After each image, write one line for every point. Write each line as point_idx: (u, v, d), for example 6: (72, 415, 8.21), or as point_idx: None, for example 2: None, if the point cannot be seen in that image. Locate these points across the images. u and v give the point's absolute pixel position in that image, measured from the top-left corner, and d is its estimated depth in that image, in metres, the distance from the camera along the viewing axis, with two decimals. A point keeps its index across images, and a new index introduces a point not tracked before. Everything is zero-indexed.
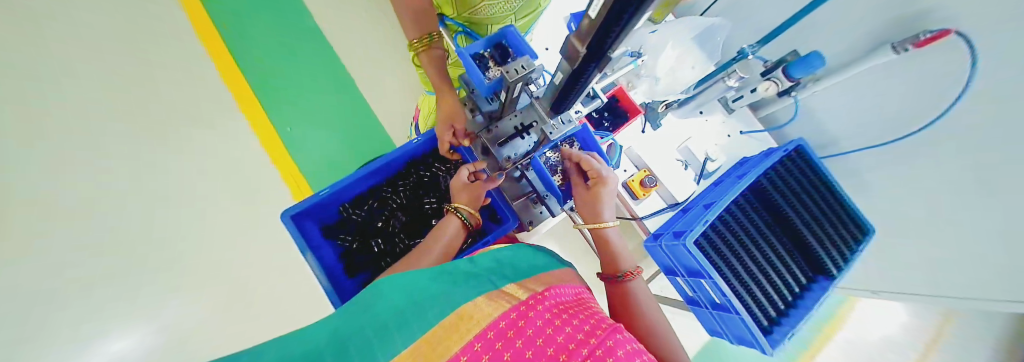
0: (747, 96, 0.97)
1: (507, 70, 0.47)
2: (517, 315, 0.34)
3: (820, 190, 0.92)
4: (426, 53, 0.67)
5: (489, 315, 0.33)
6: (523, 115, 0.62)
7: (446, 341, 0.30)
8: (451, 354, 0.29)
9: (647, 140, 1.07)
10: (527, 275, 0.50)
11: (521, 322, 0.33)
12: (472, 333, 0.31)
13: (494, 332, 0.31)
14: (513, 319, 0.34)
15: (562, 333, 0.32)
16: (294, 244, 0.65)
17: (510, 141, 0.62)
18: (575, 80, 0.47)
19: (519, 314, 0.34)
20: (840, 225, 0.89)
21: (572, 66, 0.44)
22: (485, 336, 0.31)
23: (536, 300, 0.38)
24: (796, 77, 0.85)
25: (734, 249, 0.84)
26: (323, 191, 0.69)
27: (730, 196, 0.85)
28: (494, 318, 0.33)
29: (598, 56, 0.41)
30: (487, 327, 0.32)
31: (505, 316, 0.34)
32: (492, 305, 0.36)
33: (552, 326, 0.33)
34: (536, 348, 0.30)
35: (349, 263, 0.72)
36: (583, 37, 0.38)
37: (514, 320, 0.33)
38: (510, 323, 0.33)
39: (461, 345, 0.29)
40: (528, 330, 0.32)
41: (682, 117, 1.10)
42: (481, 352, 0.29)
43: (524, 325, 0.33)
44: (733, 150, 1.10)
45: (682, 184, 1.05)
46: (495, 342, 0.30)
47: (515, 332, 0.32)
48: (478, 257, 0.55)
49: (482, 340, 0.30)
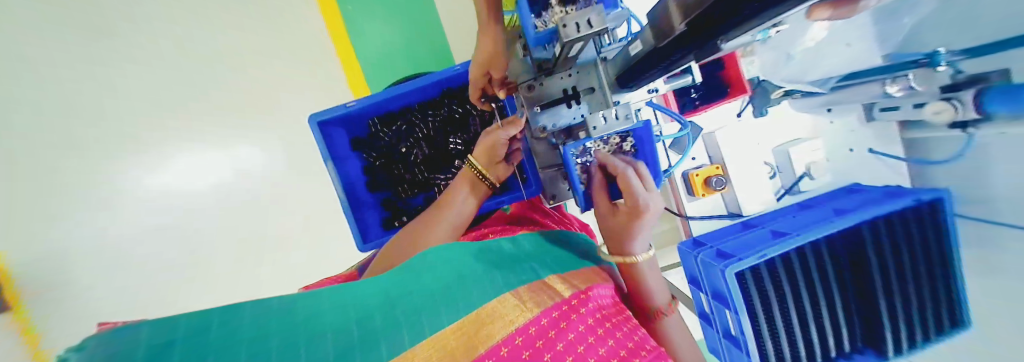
0: (903, 109, 0.68)
1: (565, 22, 0.33)
2: (560, 315, 0.38)
3: (934, 270, 0.68)
4: None
5: (533, 312, 0.37)
6: (579, 76, 0.47)
7: (490, 330, 0.34)
8: (495, 341, 0.33)
9: (738, 129, 0.84)
10: (571, 268, 0.51)
11: (563, 324, 0.37)
12: (515, 327, 0.35)
13: (534, 328, 0.35)
14: (555, 318, 0.37)
15: (603, 346, 0.36)
16: (319, 150, 0.65)
17: (552, 107, 0.48)
18: (658, 60, 0.32)
19: (562, 314, 0.38)
20: (931, 312, 0.69)
21: (657, 43, 0.29)
22: (526, 332, 0.34)
23: (580, 300, 0.40)
24: (992, 111, 0.53)
25: (783, 295, 0.70)
26: (354, 104, 0.65)
27: (817, 234, 0.67)
28: (535, 314, 0.37)
29: (696, 42, 0.27)
30: (530, 324, 0.35)
31: (548, 314, 0.37)
32: (535, 299, 0.40)
33: (594, 335, 0.37)
34: (576, 355, 0.34)
35: (372, 181, 0.73)
36: (690, 6, 0.24)
37: (557, 320, 0.37)
38: (551, 323, 0.37)
39: (503, 336, 0.33)
40: (570, 334, 0.36)
41: (802, 111, 0.84)
42: (520, 346, 0.33)
43: (566, 327, 0.37)
44: (844, 171, 0.85)
45: (759, 195, 0.84)
46: (537, 340, 0.34)
47: (555, 334, 0.36)
48: (521, 241, 0.58)
49: (522, 335, 0.34)
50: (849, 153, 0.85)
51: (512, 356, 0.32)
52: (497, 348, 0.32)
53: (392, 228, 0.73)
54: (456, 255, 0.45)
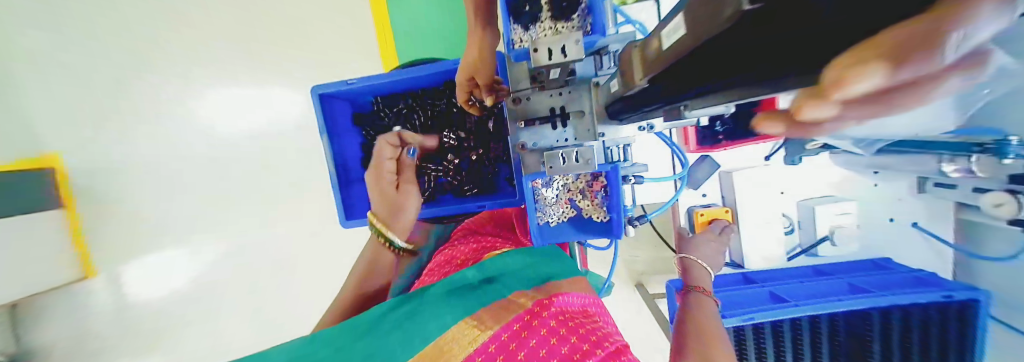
0: (957, 190, 0.59)
1: (537, 46, 0.30)
2: (521, 326, 0.37)
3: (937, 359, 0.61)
4: None
5: (491, 329, 0.36)
6: (570, 96, 0.43)
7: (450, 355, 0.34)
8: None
9: (760, 172, 0.75)
10: (541, 276, 0.47)
11: (524, 334, 0.36)
12: (475, 347, 0.35)
13: (495, 344, 0.35)
14: (515, 330, 0.36)
15: (565, 344, 0.34)
16: (316, 122, 0.67)
17: (537, 125, 0.45)
18: (632, 107, 0.28)
19: (523, 325, 0.37)
20: None
21: (626, 90, 0.26)
22: (486, 350, 0.34)
23: (541, 306, 0.39)
24: None
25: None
26: (355, 82, 0.65)
27: (818, 309, 0.61)
28: (494, 331, 0.36)
29: (662, 101, 0.24)
30: (489, 341, 0.35)
31: (508, 327, 0.37)
32: (496, 314, 0.39)
33: (556, 336, 0.35)
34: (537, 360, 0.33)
35: (367, 158, 0.74)
36: (652, 60, 0.20)
37: (517, 331, 0.36)
38: (512, 336, 0.36)
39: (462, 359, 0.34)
40: (531, 341, 0.35)
41: (843, 166, 0.74)
42: None
43: (527, 336, 0.35)
44: (876, 242, 0.75)
45: (768, 249, 0.76)
46: (496, 355, 0.34)
47: (516, 345, 0.34)
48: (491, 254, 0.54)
49: (483, 353, 0.34)
50: (888, 222, 0.74)
51: None
52: None
53: None
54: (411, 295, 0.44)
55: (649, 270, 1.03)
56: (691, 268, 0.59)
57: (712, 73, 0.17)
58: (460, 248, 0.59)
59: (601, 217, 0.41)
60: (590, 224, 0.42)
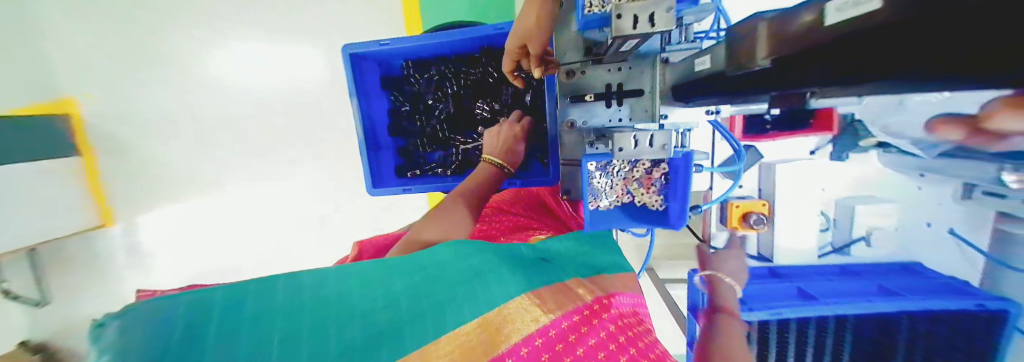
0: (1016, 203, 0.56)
1: (623, 11, 0.27)
2: (581, 320, 0.35)
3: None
4: None
5: (554, 314, 0.34)
6: (629, 73, 0.40)
7: (516, 325, 0.32)
8: (515, 340, 0.31)
9: (803, 167, 0.71)
10: (597, 268, 0.45)
11: (583, 328, 0.34)
12: (539, 327, 0.32)
13: (555, 331, 0.33)
14: (576, 323, 0.34)
15: (625, 353, 0.32)
16: (346, 84, 0.64)
17: (589, 101, 0.42)
18: (725, 89, 0.25)
19: (583, 320, 0.35)
20: None
21: (731, 71, 0.22)
22: (548, 333, 0.32)
23: (601, 306, 0.37)
24: None
25: (783, 353, 0.65)
26: (387, 42, 0.62)
27: (851, 309, 0.59)
28: (556, 317, 0.34)
29: (774, 88, 0.20)
30: (551, 326, 0.33)
31: (569, 317, 0.34)
32: (558, 299, 0.36)
33: (615, 342, 0.33)
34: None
35: (394, 125, 0.72)
36: (786, 39, 0.17)
37: (577, 324, 0.34)
38: (574, 327, 0.34)
39: (527, 335, 0.31)
40: (591, 339, 0.33)
41: (891, 167, 0.70)
42: (541, 348, 0.31)
43: (587, 332, 0.33)
44: (915, 247, 0.72)
45: (798, 245, 0.74)
46: (557, 344, 0.32)
47: (576, 338, 0.33)
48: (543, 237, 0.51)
49: (543, 336, 0.32)
50: (924, 227, 0.71)
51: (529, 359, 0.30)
52: (518, 348, 0.30)
53: (404, 176, 0.73)
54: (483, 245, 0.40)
55: (667, 257, 1.02)
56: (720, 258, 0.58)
57: (861, 64, 0.14)
58: (493, 226, 0.58)
59: (657, 205, 0.39)
60: (642, 212, 0.40)
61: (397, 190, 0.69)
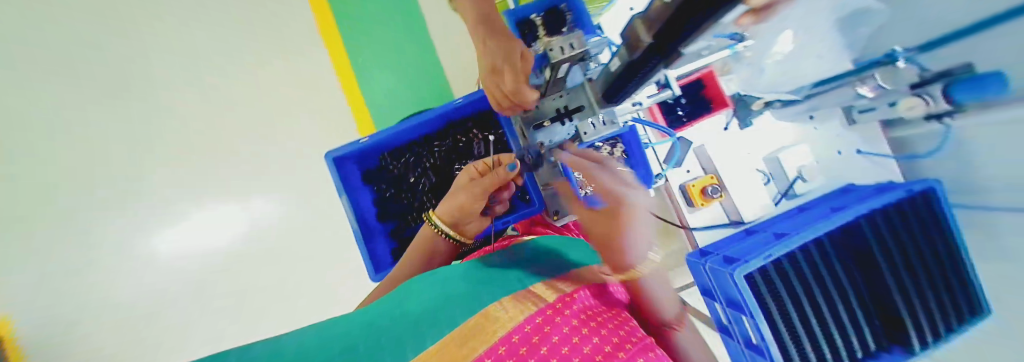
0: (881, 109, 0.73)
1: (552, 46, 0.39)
2: (545, 318, 0.39)
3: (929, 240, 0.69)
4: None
5: (518, 319, 0.38)
6: (570, 97, 0.54)
7: (486, 332, 0.37)
8: (481, 351, 0.34)
9: (727, 140, 0.87)
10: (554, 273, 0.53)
11: (548, 327, 0.38)
12: (502, 336, 0.36)
13: (520, 335, 0.36)
14: (540, 323, 0.38)
15: (589, 343, 0.37)
16: (334, 185, 0.70)
17: (548, 125, 0.53)
18: (634, 73, 0.37)
19: (546, 319, 0.39)
20: (951, 298, 0.67)
21: (631, 55, 0.34)
22: (511, 340, 0.36)
23: (564, 303, 0.42)
24: (958, 102, 0.56)
25: (795, 295, 0.68)
26: (365, 140, 0.71)
27: (814, 232, 0.68)
28: (521, 321, 0.38)
29: (664, 52, 0.31)
30: (516, 331, 0.37)
31: (533, 320, 0.39)
32: (520, 305, 0.41)
33: (579, 334, 0.38)
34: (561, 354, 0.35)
35: (383, 211, 0.77)
36: (652, 22, 0.29)
37: (542, 324, 0.38)
38: (537, 327, 0.38)
39: (499, 335, 0.36)
40: (555, 336, 0.37)
41: (784, 119, 0.89)
42: (506, 354, 0.34)
43: (551, 331, 0.38)
44: (839, 172, 0.88)
45: (757, 201, 0.86)
46: (522, 345, 0.35)
47: (540, 338, 0.37)
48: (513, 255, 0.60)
49: (507, 343, 0.35)
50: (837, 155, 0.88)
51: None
52: (495, 348, 0.35)
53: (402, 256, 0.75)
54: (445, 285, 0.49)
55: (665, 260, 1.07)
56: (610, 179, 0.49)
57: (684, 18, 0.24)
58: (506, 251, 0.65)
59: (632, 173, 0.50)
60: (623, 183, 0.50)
61: None
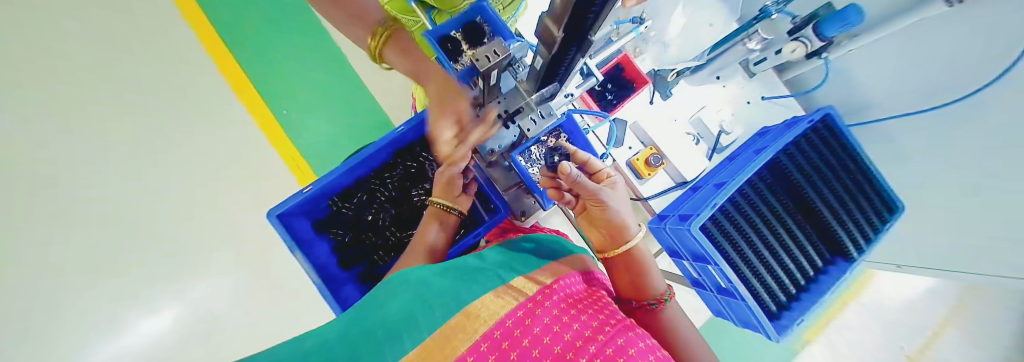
0: (769, 60, 0.85)
1: (477, 57, 0.42)
2: (525, 313, 0.37)
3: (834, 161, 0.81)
4: (390, 43, 0.54)
5: (498, 315, 0.36)
6: (507, 101, 0.55)
7: (466, 332, 0.33)
8: (461, 350, 0.31)
9: (655, 112, 0.96)
10: (536, 266, 0.53)
11: (529, 320, 0.35)
12: (481, 333, 0.33)
13: (500, 331, 0.33)
14: (521, 316, 0.36)
15: (569, 330, 0.35)
16: (284, 244, 0.65)
17: (494, 132, 0.56)
18: (557, 66, 0.40)
19: (528, 311, 0.37)
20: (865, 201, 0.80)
21: (549, 52, 0.37)
22: (492, 336, 0.33)
23: (542, 295, 0.41)
24: (828, 37, 0.72)
25: (743, 230, 0.77)
26: (308, 189, 0.67)
27: (745, 174, 0.78)
28: (501, 317, 0.35)
29: (575, 42, 0.35)
30: (495, 327, 0.34)
31: (513, 315, 0.36)
32: (500, 302, 0.39)
33: (559, 323, 0.36)
34: (543, 346, 0.32)
35: (344, 258, 0.72)
36: (557, 19, 0.32)
37: (522, 318, 0.36)
38: (517, 322, 0.35)
39: (481, 333, 0.33)
40: (536, 327, 0.35)
41: (696, 85, 0.99)
42: (487, 352, 0.31)
43: (532, 323, 0.35)
44: (752, 119, 1.00)
45: (694, 161, 0.96)
46: (503, 341, 0.32)
47: (522, 331, 0.34)
48: (486, 253, 0.58)
49: (488, 339, 0.32)
50: (747, 105, 1.00)
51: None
52: (475, 347, 0.31)
53: None
54: (418, 282, 0.44)
55: None
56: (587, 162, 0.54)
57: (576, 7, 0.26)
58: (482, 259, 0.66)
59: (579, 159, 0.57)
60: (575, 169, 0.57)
61: None
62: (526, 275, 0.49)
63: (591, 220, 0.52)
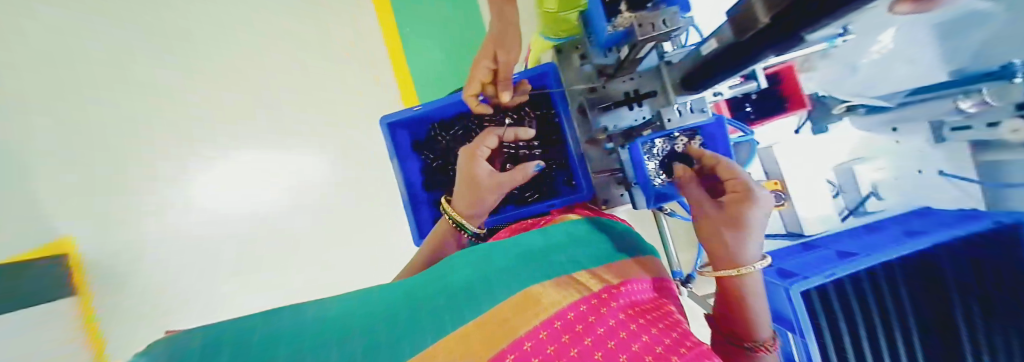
0: (978, 130, 0.65)
1: (642, 22, 0.37)
2: (587, 310, 0.36)
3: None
4: None
5: (557, 309, 0.36)
6: (640, 81, 0.51)
7: (520, 320, 0.34)
8: (519, 333, 0.32)
9: (792, 145, 0.82)
10: (603, 259, 0.51)
11: (592, 318, 0.35)
12: (541, 322, 0.33)
13: (560, 323, 0.34)
14: (584, 312, 0.36)
15: (637, 340, 0.32)
16: (387, 150, 0.72)
17: (615, 109, 0.52)
18: (733, 58, 0.34)
19: (591, 310, 0.36)
20: None
21: (738, 37, 0.31)
22: (552, 326, 0.33)
23: (608, 295, 0.40)
24: None
25: (851, 316, 0.65)
26: (419, 108, 0.72)
27: (884, 257, 0.63)
28: (562, 308, 0.36)
29: (777, 37, 0.29)
30: (555, 318, 0.34)
31: (575, 309, 0.36)
32: (559, 294, 0.39)
33: (627, 330, 0.33)
34: (607, 350, 0.30)
35: (429, 180, 0.78)
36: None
37: (585, 314, 0.36)
38: (576, 319, 0.35)
39: (533, 326, 0.33)
40: (600, 327, 0.33)
41: (867, 129, 0.82)
42: (544, 340, 0.31)
43: (594, 322, 0.34)
44: (925, 192, 0.79)
45: (820, 215, 0.80)
46: (563, 334, 0.32)
47: (583, 328, 0.33)
48: (552, 229, 0.58)
49: (547, 329, 0.32)
50: (918, 174, 0.79)
51: (536, 350, 0.30)
52: (520, 342, 0.31)
53: None
54: (474, 263, 0.47)
55: None
56: (723, 167, 0.43)
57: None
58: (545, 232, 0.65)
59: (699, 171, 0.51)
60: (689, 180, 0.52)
61: None
62: (589, 267, 0.47)
63: (709, 221, 0.41)
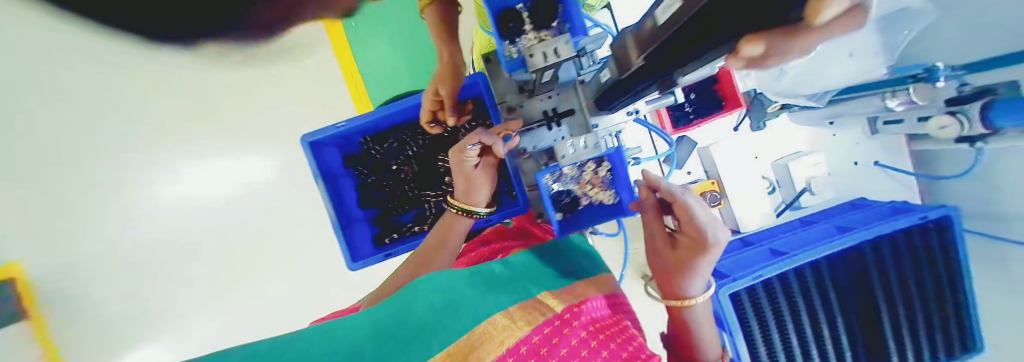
0: (910, 123, 0.65)
1: (531, 52, 0.33)
2: (552, 331, 0.35)
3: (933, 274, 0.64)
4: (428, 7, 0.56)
5: (524, 329, 0.34)
6: (559, 98, 0.48)
7: (490, 346, 0.32)
8: None
9: (732, 143, 0.81)
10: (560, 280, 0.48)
11: (556, 339, 0.34)
12: (508, 347, 0.32)
13: (526, 348, 0.33)
14: (548, 333, 0.35)
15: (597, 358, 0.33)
16: (311, 171, 0.67)
17: (533, 130, 0.49)
18: (623, 89, 0.32)
19: (554, 330, 0.36)
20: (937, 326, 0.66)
21: (619, 74, 0.29)
22: (520, 351, 0.32)
23: (571, 314, 0.38)
24: (998, 127, 0.52)
25: (780, 311, 0.67)
26: (343, 124, 0.67)
27: (813, 254, 0.64)
28: (528, 331, 0.35)
29: (657, 75, 0.26)
30: (522, 342, 0.33)
31: (540, 330, 0.35)
32: (524, 316, 0.37)
33: (587, 348, 0.34)
34: None
35: (364, 198, 0.74)
36: (644, 41, 0.23)
37: (548, 335, 0.35)
38: (544, 339, 0.34)
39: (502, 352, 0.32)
40: (563, 348, 0.34)
41: (801, 122, 0.82)
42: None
43: (558, 343, 0.34)
44: (853, 185, 0.83)
45: (758, 211, 0.82)
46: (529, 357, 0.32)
47: (548, 350, 0.33)
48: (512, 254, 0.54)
49: (514, 354, 0.32)
50: (855, 167, 0.82)
51: None
52: None
53: (383, 245, 0.73)
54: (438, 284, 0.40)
55: None
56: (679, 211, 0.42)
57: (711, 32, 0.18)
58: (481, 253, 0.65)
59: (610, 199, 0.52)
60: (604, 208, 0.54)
61: (379, 259, 0.69)
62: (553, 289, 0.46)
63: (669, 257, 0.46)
